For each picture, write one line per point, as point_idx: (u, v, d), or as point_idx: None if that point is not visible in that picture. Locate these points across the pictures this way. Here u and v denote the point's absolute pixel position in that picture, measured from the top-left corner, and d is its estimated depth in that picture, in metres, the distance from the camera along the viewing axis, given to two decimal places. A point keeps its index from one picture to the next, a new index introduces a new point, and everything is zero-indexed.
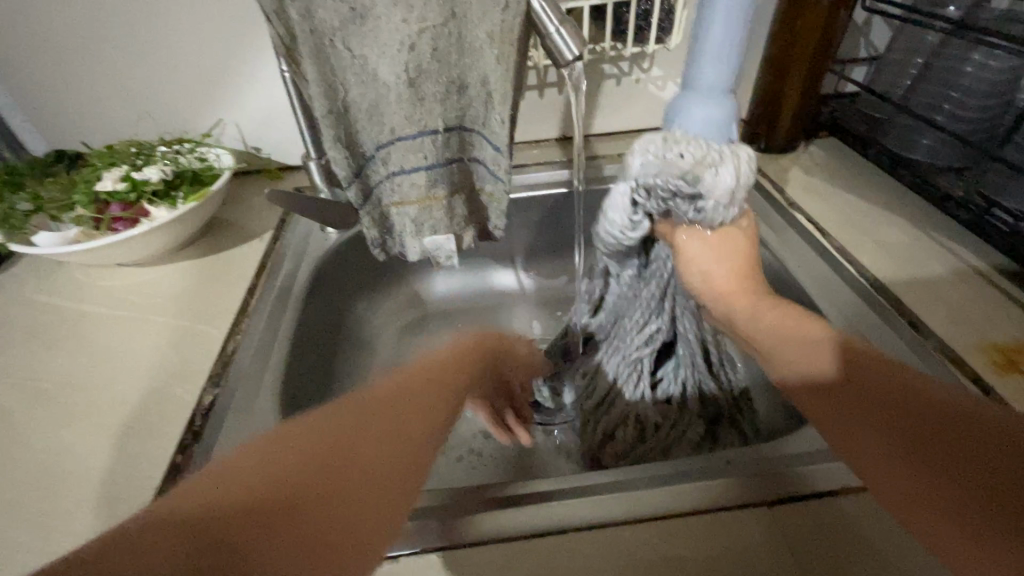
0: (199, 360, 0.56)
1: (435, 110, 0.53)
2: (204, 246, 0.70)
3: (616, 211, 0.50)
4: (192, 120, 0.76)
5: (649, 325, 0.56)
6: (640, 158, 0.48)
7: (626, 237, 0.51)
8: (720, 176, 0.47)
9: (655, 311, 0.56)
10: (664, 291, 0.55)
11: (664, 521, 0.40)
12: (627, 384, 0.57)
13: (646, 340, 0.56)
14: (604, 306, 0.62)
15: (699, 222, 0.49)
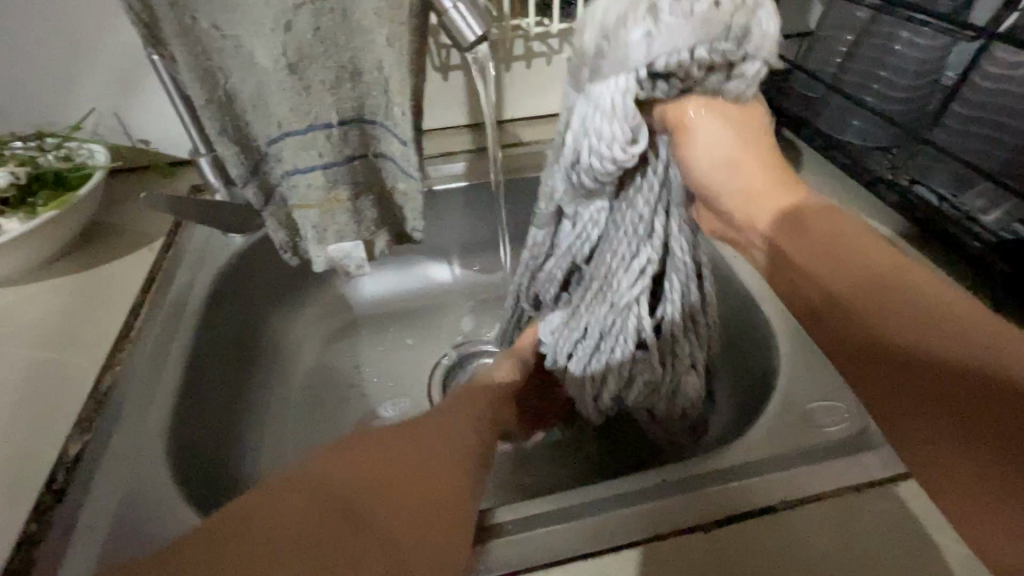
0: (67, 399, 0.47)
1: (326, 100, 0.46)
2: (78, 260, 0.60)
3: (612, 118, 0.35)
4: (55, 110, 0.64)
5: (640, 258, 0.44)
6: (641, 26, 0.33)
7: (630, 155, 0.36)
8: (765, 25, 0.34)
9: (644, 237, 0.44)
10: (654, 209, 0.43)
11: (604, 555, 0.37)
12: (621, 334, 0.47)
13: (635, 276, 0.45)
14: (569, 248, 0.46)
15: (721, 90, 0.37)
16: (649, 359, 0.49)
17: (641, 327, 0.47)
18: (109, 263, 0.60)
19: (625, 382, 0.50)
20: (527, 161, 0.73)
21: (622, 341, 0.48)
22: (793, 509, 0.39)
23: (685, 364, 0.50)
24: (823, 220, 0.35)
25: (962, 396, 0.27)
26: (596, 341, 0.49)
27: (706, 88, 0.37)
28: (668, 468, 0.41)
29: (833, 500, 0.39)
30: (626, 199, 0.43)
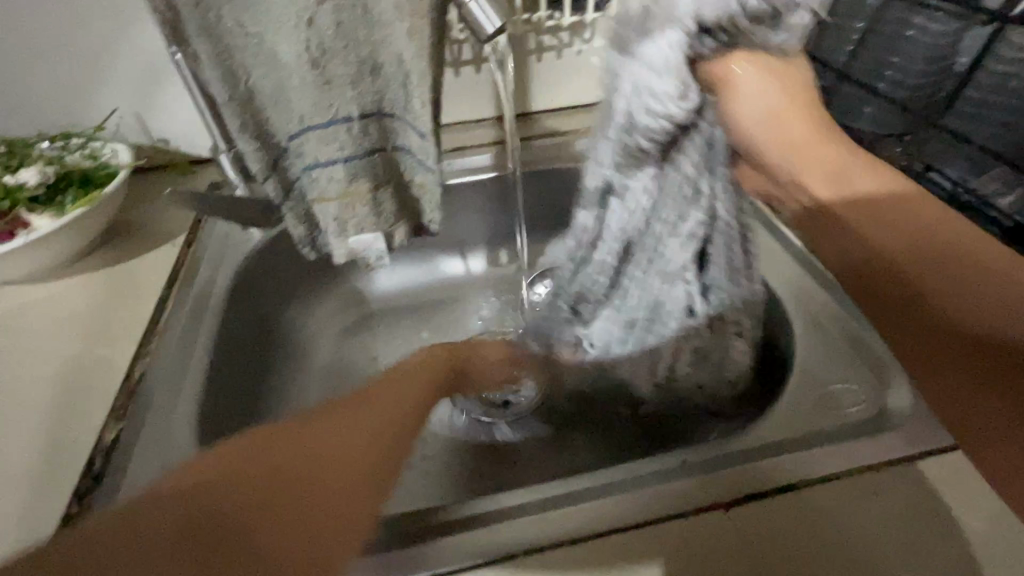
0: (100, 389, 0.49)
1: (346, 94, 0.47)
2: (105, 256, 0.62)
3: (660, 75, 0.34)
4: (78, 111, 0.66)
5: (688, 220, 0.45)
6: None
7: (682, 110, 0.35)
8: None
9: (691, 199, 0.44)
10: (701, 173, 0.43)
11: (624, 533, 0.38)
12: (671, 302, 0.48)
13: (685, 241, 0.46)
14: (619, 225, 0.47)
15: (768, 47, 0.34)
16: (698, 323, 0.49)
17: (692, 291, 0.48)
18: (135, 259, 0.62)
19: (676, 344, 0.50)
20: (539, 153, 0.74)
21: (672, 308, 0.49)
22: (809, 487, 0.39)
23: (733, 330, 0.49)
24: (865, 181, 0.33)
25: (1019, 383, 0.27)
26: (645, 309, 0.50)
27: (755, 42, 0.34)
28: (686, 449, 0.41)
29: (851, 479, 0.40)
30: (674, 162, 0.43)
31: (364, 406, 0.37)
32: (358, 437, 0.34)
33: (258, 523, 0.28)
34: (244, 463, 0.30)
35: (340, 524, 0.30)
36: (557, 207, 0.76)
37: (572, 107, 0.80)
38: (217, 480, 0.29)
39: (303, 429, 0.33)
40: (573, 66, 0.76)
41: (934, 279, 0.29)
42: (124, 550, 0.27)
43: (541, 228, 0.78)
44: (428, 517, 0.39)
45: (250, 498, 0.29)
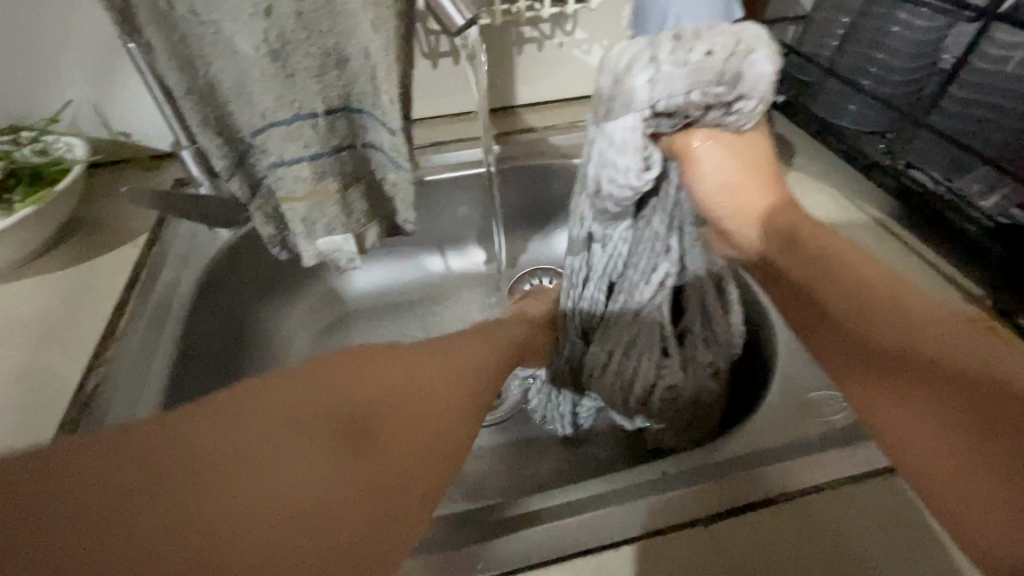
0: (51, 400, 0.46)
1: (311, 88, 0.44)
2: (60, 257, 0.59)
3: (624, 152, 0.39)
4: (30, 102, 0.62)
5: (659, 271, 0.48)
6: (648, 71, 0.37)
7: (646, 181, 0.40)
8: (759, 64, 0.38)
9: (662, 252, 0.47)
10: (671, 226, 0.46)
11: (603, 551, 0.37)
12: (646, 345, 0.50)
13: (657, 288, 0.48)
14: (596, 271, 0.50)
15: (721, 125, 0.43)
16: (672, 365, 0.50)
17: (665, 336, 0.50)
18: (92, 260, 0.58)
19: (649, 388, 0.51)
20: (520, 150, 0.72)
21: (647, 352, 0.50)
22: (791, 500, 0.39)
23: (707, 370, 0.51)
24: (815, 244, 0.40)
25: (943, 397, 0.29)
26: (620, 357, 0.51)
27: (709, 122, 0.43)
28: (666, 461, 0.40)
29: (832, 491, 0.39)
30: (645, 219, 0.47)
31: (439, 347, 0.33)
32: (415, 385, 0.28)
33: (342, 455, 0.24)
34: (318, 392, 0.26)
35: (417, 480, 0.25)
36: (538, 205, 0.74)
37: (553, 101, 0.78)
38: (300, 394, 0.26)
39: (382, 359, 0.29)
40: (554, 59, 0.74)
41: (873, 319, 0.34)
42: (188, 454, 0.23)
43: (523, 227, 0.76)
44: None
45: (336, 427, 0.25)
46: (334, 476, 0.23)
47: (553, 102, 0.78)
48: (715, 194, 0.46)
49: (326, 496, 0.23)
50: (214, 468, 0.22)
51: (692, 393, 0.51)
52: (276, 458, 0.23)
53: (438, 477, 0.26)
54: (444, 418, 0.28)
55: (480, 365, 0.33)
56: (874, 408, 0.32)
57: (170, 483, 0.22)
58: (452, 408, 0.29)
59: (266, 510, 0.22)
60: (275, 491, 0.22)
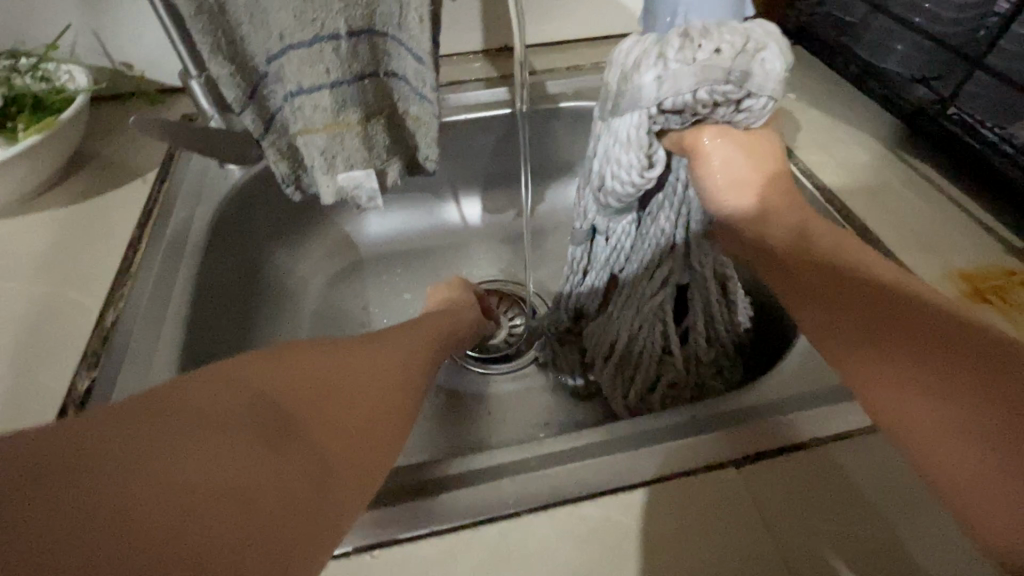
0: (69, 334, 0.46)
1: (332, 6, 0.41)
2: (68, 191, 0.57)
3: (628, 150, 0.40)
4: (27, 25, 0.58)
5: (662, 268, 0.49)
6: (655, 71, 0.37)
7: (647, 179, 0.41)
8: (770, 63, 0.37)
9: (666, 248, 0.49)
10: (675, 225, 0.48)
11: (629, 491, 0.36)
12: (648, 340, 0.51)
13: (659, 286, 0.49)
14: (597, 263, 0.52)
15: (732, 121, 0.41)
16: (674, 360, 0.52)
17: (668, 334, 0.51)
18: (100, 195, 0.56)
19: (651, 382, 0.52)
20: (542, 91, 0.69)
21: (649, 348, 0.51)
22: (820, 444, 0.38)
23: (710, 367, 0.52)
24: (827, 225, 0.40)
25: (921, 355, 0.29)
26: (623, 348, 0.52)
27: (717, 119, 0.41)
28: (696, 406, 0.40)
29: (860, 438, 0.39)
30: (650, 216, 0.48)
31: (367, 353, 0.35)
32: (361, 401, 0.30)
33: (279, 444, 0.25)
34: (244, 388, 0.27)
35: (343, 465, 0.27)
36: (558, 150, 0.72)
37: (577, 40, 0.74)
38: (224, 390, 0.26)
39: (307, 365, 0.30)
40: None
41: (851, 286, 0.35)
42: (131, 450, 0.22)
43: (540, 173, 0.74)
44: (426, 471, 0.37)
45: (259, 423, 0.25)
46: (275, 460, 0.24)
47: (576, 41, 0.74)
48: (725, 177, 0.43)
49: (266, 476, 0.24)
50: (154, 444, 0.22)
51: (692, 385, 0.52)
52: (214, 440, 0.23)
53: (356, 476, 0.28)
54: (365, 413, 0.30)
55: (400, 375, 0.35)
56: (878, 379, 0.31)
57: (113, 456, 0.21)
58: (372, 407, 0.31)
59: (200, 479, 0.22)
60: (220, 473, 0.22)
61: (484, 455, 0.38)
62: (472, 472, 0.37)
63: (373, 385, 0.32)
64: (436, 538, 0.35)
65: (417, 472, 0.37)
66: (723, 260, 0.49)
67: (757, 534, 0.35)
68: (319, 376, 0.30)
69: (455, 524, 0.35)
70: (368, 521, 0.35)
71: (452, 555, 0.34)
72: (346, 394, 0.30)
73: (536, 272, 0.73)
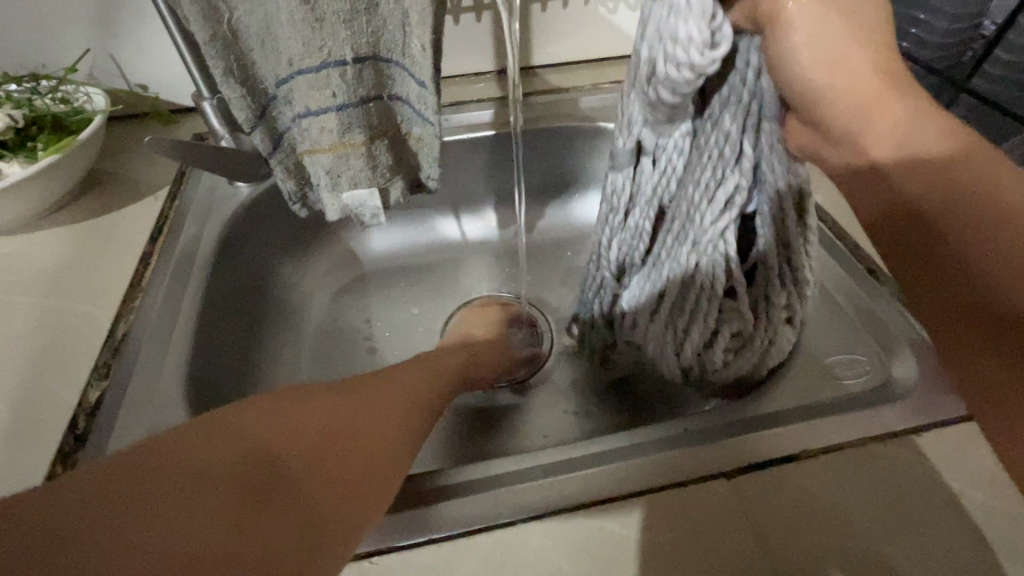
0: (80, 346, 0.47)
1: (339, 35, 0.43)
2: (83, 207, 0.59)
3: (687, 17, 0.32)
4: (48, 49, 0.61)
5: (724, 186, 0.40)
6: None
7: (711, 58, 0.33)
8: None
9: (729, 162, 0.39)
10: (744, 125, 0.38)
11: (622, 501, 0.37)
12: (706, 282, 0.43)
13: (722, 209, 0.40)
14: (643, 192, 0.44)
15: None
16: (737, 308, 0.44)
17: (731, 272, 0.43)
18: (114, 211, 0.58)
19: (710, 336, 0.46)
20: (542, 112, 0.71)
21: (706, 293, 0.44)
22: (811, 457, 0.39)
23: (781, 315, 0.44)
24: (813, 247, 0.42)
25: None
26: (673, 292, 0.46)
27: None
28: (689, 418, 0.41)
29: (852, 451, 0.39)
30: (712, 118, 0.39)
31: (360, 392, 0.35)
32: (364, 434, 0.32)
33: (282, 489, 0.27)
34: (241, 437, 0.28)
35: (333, 523, 0.28)
36: (558, 169, 0.74)
37: (577, 62, 0.76)
38: (220, 442, 0.27)
39: (313, 402, 0.32)
40: (580, 16, 0.71)
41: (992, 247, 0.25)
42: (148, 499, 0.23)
43: (540, 190, 0.76)
44: (424, 481, 0.38)
45: (265, 469, 0.27)
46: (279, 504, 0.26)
47: (575, 64, 0.76)
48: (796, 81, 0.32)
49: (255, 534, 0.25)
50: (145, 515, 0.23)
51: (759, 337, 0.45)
52: (204, 501, 0.24)
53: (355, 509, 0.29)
54: (358, 466, 0.31)
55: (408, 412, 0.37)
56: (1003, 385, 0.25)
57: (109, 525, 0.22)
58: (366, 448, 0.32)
59: (184, 546, 0.23)
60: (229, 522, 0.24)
61: (483, 465, 0.40)
62: (469, 482, 0.38)
63: (375, 417, 0.34)
64: (433, 547, 0.36)
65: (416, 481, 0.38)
66: (801, 171, 0.39)
67: (748, 545, 0.35)
68: (326, 411, 0.31)
69: (452, 533, 0.36)
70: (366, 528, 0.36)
71: (448, 567, 0.35)
72: (349, 429, 0.31)
73: (536, 287, 0.75)
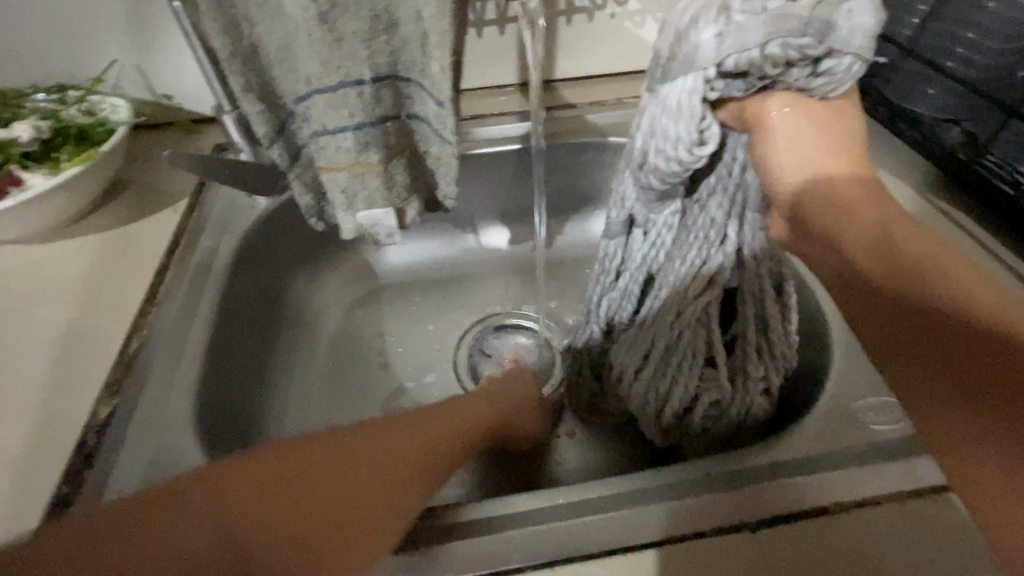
0: (95, 360, 0.47)
1: (358, 54, 0.43)
2: (103, 218, 0.59)
3: (679, 119, 0.36)
4: (74, 61, 0.62)
5: (708, 263, 0.44)
6: (716, 28, 0.34)
7: (697, 156, 0.37)
8: (854, 16, 0.33)
9: (714, 242, 0.44)
10: (728, 212, 0.43)
11: (637, 549, 0.35)
12: (688, 348, 0.46)
13: (705, 283, 0.44)
14: (633, 261, 0.47)
15: (805, 90, 0.36)
16: (717, 376, 0.46)
17: (710, 342, 0.46)
18: (134, 222, 0.59)
19: (689, 403, 0.47)
20: (563, 127, 0.69)
21: (688, 359, 0.46)
22: (843, 511, 0.36)
23: (759, 387, 0.46)
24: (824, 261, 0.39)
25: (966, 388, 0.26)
26: (658, 358, 0.47)
27: (790, 85, 0.36)
28: (711, 461, 0.39)
29: (888, 506, 0.37)
30: (699, 203, 0.44)
31: (354, 441, 0.32)
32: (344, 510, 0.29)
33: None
34: (210, 517, 0.26)
35: None
36: (578, 184, 0.72)
37: (600, 76, 0.74)
38: (188, 522, 0.25)
39: (294, 468, 0.29)
40: (604, 30, 0.70)
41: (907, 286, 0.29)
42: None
43: (559, 206, 0.74)
44: (431, 520, 0.37)
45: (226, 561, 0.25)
46: None
47: (597, 77, 0.74)
48: (790, 155, 0.37)
49: None
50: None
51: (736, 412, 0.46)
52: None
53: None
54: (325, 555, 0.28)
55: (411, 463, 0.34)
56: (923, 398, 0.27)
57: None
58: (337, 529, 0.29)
59: None
60: None
61: (490, 505, 0.38)
62: (475, 523, 0.37)
63: (367, 480, 0.31)
64: None
65: (422, 519, 0.37)
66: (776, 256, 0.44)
67: None
68: (307, 479, 0.29)
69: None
70: None
71: None
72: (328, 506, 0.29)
73: (553, 305, 0.73)
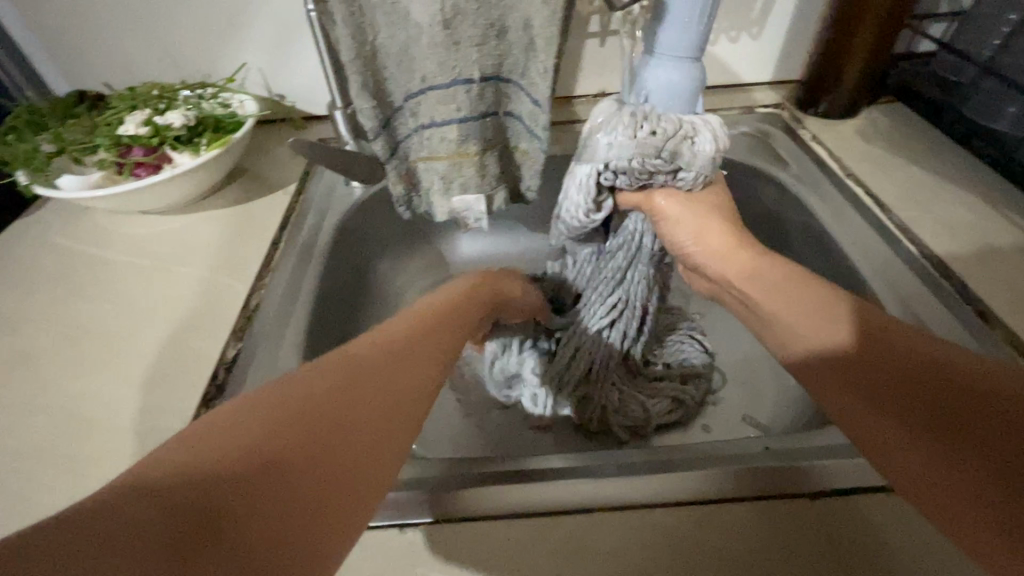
0: (222, 311, 0.55)
1: (471, 57, 0.50)
2: (226, 197, 0.68)
3: (578, 193, 0.52)
4: (214, 62, 0.72)
5: (613, 294, 0.58)
6: (608, 137, 0.47)
7: (591, 219, 0.53)
8: (698, 146, 0.48)
9: (617, 281, 0.58)
10: (629, 261, 0.57)
11: (701, 506, 0.38)
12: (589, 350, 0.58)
13: (609, 307, 0.58)
14: None
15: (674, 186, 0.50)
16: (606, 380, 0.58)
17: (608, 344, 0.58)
18: (252, 201, 0.68)
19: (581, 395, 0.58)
20: None
21: (580, 362, 0.58)
22: None
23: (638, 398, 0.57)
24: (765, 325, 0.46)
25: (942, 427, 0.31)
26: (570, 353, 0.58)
27: (663, 183, 0.50)
28: (771, 438, 0.41)
29: None
30: (610, 252, 0.58)
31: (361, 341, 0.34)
32: (373, 395, 0.30)
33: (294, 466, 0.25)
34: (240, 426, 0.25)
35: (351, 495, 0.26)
36: None
37: None
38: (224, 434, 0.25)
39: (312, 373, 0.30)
40: None
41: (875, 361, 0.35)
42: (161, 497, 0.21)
43: None
44: (512, 464, 0.41)
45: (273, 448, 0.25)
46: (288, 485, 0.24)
47: None
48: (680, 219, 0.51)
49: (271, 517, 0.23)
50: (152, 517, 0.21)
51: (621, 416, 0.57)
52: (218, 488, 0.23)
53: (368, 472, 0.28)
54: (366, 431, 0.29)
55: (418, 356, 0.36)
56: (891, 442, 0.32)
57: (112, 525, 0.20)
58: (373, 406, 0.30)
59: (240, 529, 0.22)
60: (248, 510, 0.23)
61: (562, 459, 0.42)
62: (551, 471, 0.41)
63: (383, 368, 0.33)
64: (517, 522, 0.38)
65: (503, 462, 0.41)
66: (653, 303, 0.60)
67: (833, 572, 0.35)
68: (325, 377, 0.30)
69: (534, 512, 0.39)
70: (456, 498, 0.39)
71: (531, 543, 0.37)
72: (353, 392, 0.30)
73: None
